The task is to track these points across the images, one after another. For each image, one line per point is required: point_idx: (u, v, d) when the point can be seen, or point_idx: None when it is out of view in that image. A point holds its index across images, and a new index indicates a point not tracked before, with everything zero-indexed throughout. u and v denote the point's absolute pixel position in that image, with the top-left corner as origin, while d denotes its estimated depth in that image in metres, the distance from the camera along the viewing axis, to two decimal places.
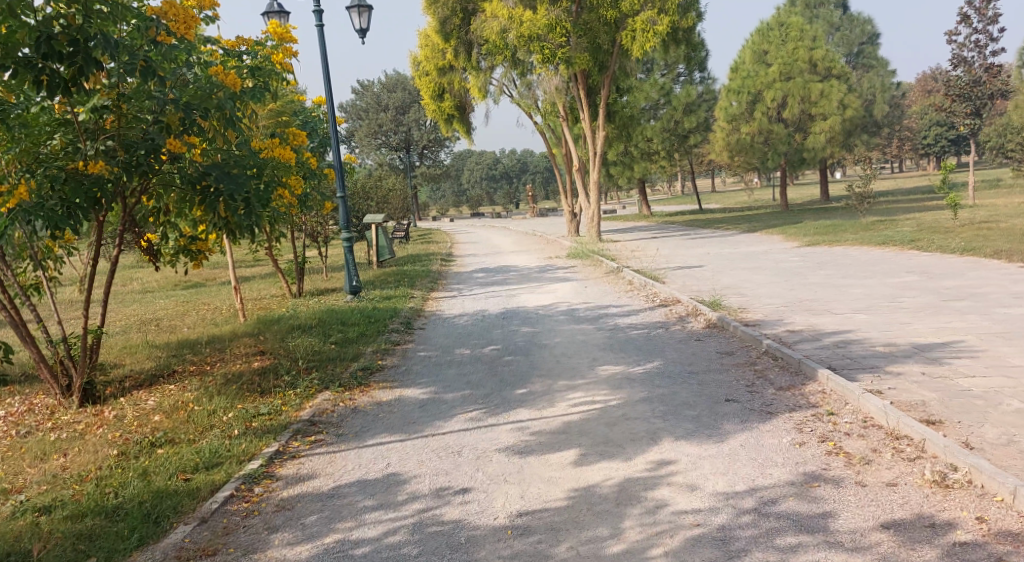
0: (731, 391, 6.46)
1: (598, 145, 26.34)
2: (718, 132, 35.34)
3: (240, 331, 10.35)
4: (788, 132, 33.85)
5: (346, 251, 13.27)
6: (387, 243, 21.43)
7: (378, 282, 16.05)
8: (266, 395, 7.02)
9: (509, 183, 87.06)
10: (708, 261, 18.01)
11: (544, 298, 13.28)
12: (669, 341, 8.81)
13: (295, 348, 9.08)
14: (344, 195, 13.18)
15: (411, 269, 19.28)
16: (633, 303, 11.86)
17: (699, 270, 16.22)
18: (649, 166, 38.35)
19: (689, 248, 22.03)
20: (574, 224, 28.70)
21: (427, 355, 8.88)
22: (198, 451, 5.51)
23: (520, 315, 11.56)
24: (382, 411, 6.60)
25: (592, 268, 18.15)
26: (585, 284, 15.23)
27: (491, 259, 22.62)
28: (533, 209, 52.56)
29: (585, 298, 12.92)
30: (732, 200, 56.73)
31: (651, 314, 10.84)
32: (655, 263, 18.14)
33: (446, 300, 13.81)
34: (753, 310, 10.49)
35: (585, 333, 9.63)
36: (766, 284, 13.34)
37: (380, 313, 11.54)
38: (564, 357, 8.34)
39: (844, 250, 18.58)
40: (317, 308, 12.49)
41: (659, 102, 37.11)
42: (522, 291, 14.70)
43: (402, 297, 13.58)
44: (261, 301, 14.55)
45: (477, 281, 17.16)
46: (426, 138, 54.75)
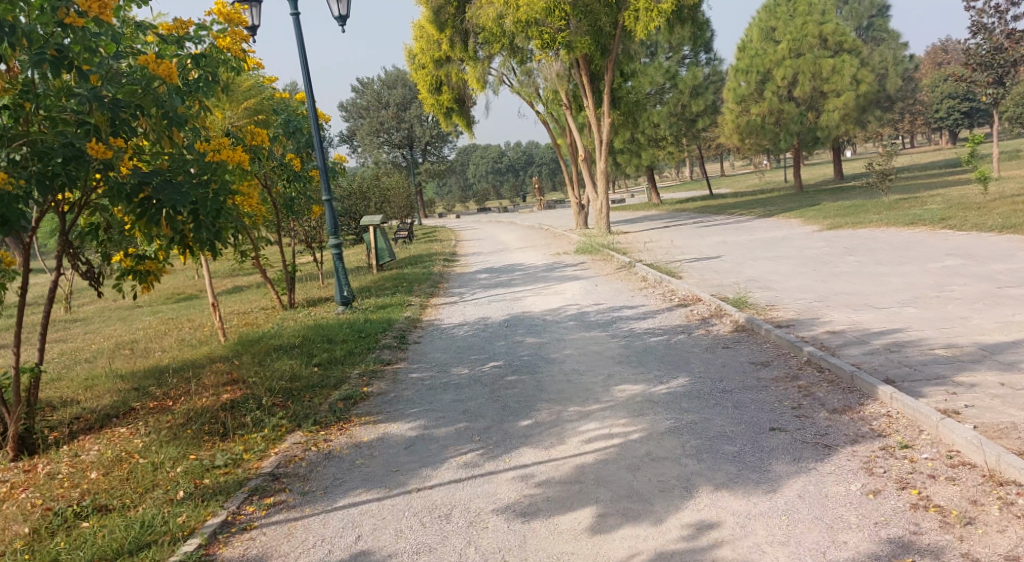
0: (776, 417, 5.38)
1: (604, 132, 25.23)
2: (727, 114, 34.10)
3: (214, 354, 9.36)
4: (801, 111, 32.54)
5: (335, 259, 12.25)
6: (386, 245, 20.45)
7: (374, 289, 15.05)
8: (227, 439, 6.03)
9: (516, 175, 85.92)
10: (726, 251, 16.89)
11: (553, 301, 12.23)
12: (694, 350, 7.74)
13: (273, 374, 8.05)
14: (332, 199, 12.15)
15: (411, 272, 18.25)
16: (650, 304, 10.78)
17: (717, 262, 15.12)
18: (657, 153, 37.25)
19: (704, 237, 20.92)
20: (582, 216, 27.67)
21: (418, 376, 7.84)
22: (125, 524, 4.58)
23: (526, 322, 10.50)
24: (360, 456, 5.57)
25: (602, 264, 17.08)
26: (595, 283, 14.16)
27: (497, 257, 21.59)
28: (540, 201, 51.52)
29: (596, 299, 11.86)
30: (743, 183, 55.47)
31: (671, 315, 9.75)
32: (670, 255, 17.05)
33: (446, 307, 12.78)
34: (784, 307, 9.39)
35: (597, 343, 8.57)
36: (792, 275, 12.24)
37: (372, 326, 10.50)
38: (575, 374, 7.29)
39: (871, 232, 17.41)
40: (306, 323, 11.48)
41: (666, 86, 35.88)
42: (529, 294, 13.64)
43: (399, 306, 12.57)
44: (249, 316, 13.57)
45: (481, 282, 16.11)
46: (428, 134, 53.60)
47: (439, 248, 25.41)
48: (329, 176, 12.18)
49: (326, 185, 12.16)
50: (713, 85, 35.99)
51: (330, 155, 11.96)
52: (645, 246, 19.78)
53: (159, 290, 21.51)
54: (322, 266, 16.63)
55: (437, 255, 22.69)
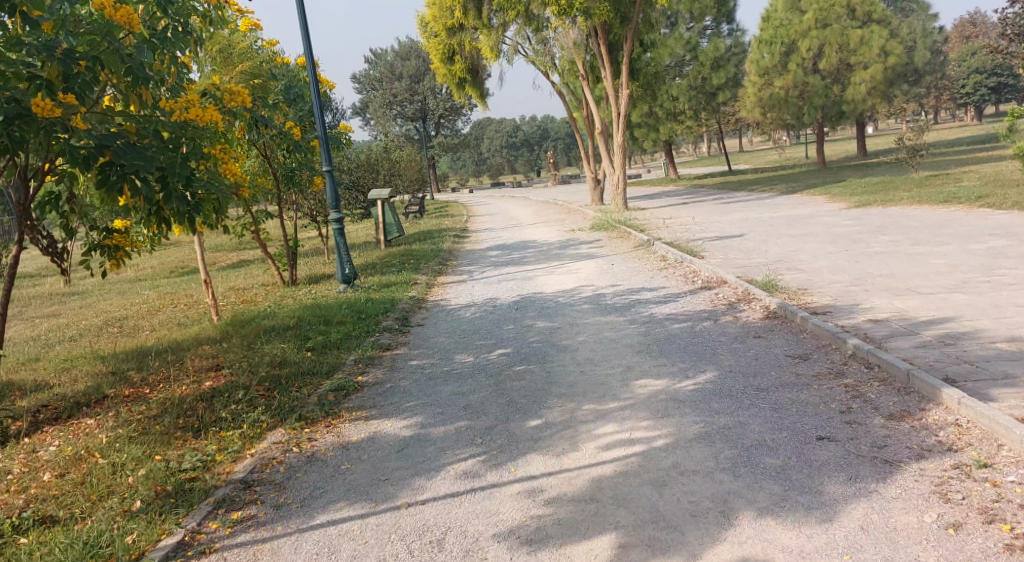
0: (823, 423, 4.68)
1: (622, 105, 24.43)
2: (749, 87, 33.11)
3: (203, 335, 8.70)
4: (825, 84, 31.49)
5: (336, 235, 11.58)
6: (395, 220, 19.79)
7: (380, 265, 14.39)
8: (201, 437, 5.34)
9: (531, 150, 84.96)
10: (750, 229, 16.12)
11: (568, 281, 11.52)
12: (722, 340, 7.02)
13: (262, 360, 7.37)
14: (332, 169, 11.42)
15: (420, 248, 17.59)
16: (671, 286, 10.05)
17: (740, 240, 14.36)
18: (675, 127, 36.37)
19: (724, 214, 20.11)
20: (598, 192, 26.92)
21: (418, 365, 7.15)
22: (64, 542, 3.93)
23: (537, 305, 9.80)
24: (347, 460, 4.89)
25: (619, 241, 16.34)
26: (612, 262, 13.43)
27: (509, 233, 20.90)
28: (555, 176, 50.70)
29: (613, 280, 11.14)
30: (762, 159, 54.41)
31: (694, 300, 9.02)
32: (690, 233, 16.31)
33: (453, 286, 12.13)
34: (817, 292, 8.66)
35: (614, 330, 7.87)
36: (823, 255, 11.47)
37: (372, 307, 9.83)
38: (591, 366, 6.60)
39: (902, 209, 16.59)
40: (305, 302, 10.80)
41: (686, 58, 34.85)
42: (542, 273, 12.95)
43: (403, 285, 11.89)
44: (247, 293, 12.97)
45: (491, 260, 15.43)
46: (442, 107, 52.67)
47: (449, 222, 24.74)
48: (328, 140, 11.48)
49: (324, 152, 11.45)
50: (734, 57, 34.94)
51: (327, 121, 11.23)
52: (663, 223, 19.04)
53: (164, 263, 21.00)
54: (327, 241, 15.98)
55: (448, 230, 22.06)
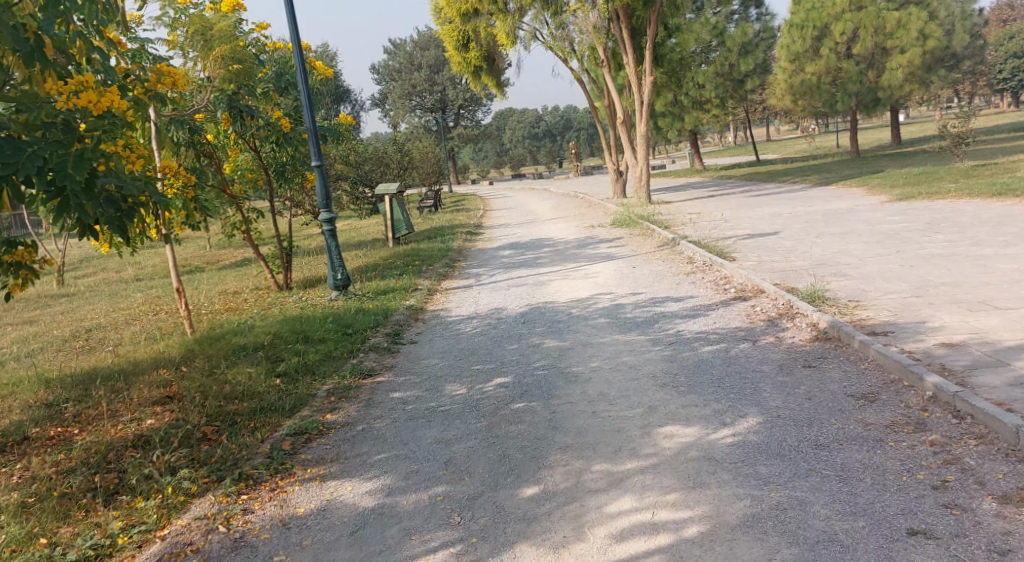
0: (912, 504, 3.57)
1: (645, 93, 23.28)
2: (779, 73, 31.67)
3: (165, 354, 7.64)
4: (860, 70, 29.96)
5: (328, 237, 10.51)
6: (404, 217, 18.83)
7: (380, 269, 13.36)
8: (108, 506, 4.29)
9: (553, 141, 83.76)
10: (784, 226, 14.86)
11: (583, 289, 10.38)
12: (763, 371, 5.84)
13: (219, 392, 6.24)
14: (322, 163, 10.33)
15: (428, 247, 16.54)
16: (699, 296, 8.88)
17: (774, 239, 13.14)
18: (700, 116, 35.09)
19: (754, 209, 18.85)
20: (620, 184, 25.73)
21: (401, 398, 6.02)
22: None
23: (546, 319, 8.67)
24: (282, 548, 3.84)
25: (642, 240, 15.18)
26: (633, 264, 12.28)
27: (525, 230, 19.83)
28: (577, 167, 49.54)
29: (634, 287, 9.99)
30: (791, 148, 52.81)
31: (727, 316, 7.84)
32: (720, 230, 15.12)
33: (457, 294, 11.04)
34: (872, 305, 7.44)
35: (634, 354, 6.73)
36: (871, 258, 10.22)
37: (361, 320, 8.74)
38: (606, 405, 5.46)
39: (951, 203, 15.26)
40: (293, 312, 9.72)
41: (713, 44, 33.44)
42: (555, 277, 11.83)
43: (401, 292, 10.84)
44: (235, 300, 11.97)
45: (502, 261, 14.33)
46: (462, 97, 51.52)
47: (464, 218, 23.66)
48: (317, 129, 10.44)
49: (313, 144, 10.40)
50: (764, 42, 33.48)
51: (313, 108, 10.17)
52: (689, 218, 17.84)
53: (165, 262, 20.13)
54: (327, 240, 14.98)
55: (462, 226, 21.00)
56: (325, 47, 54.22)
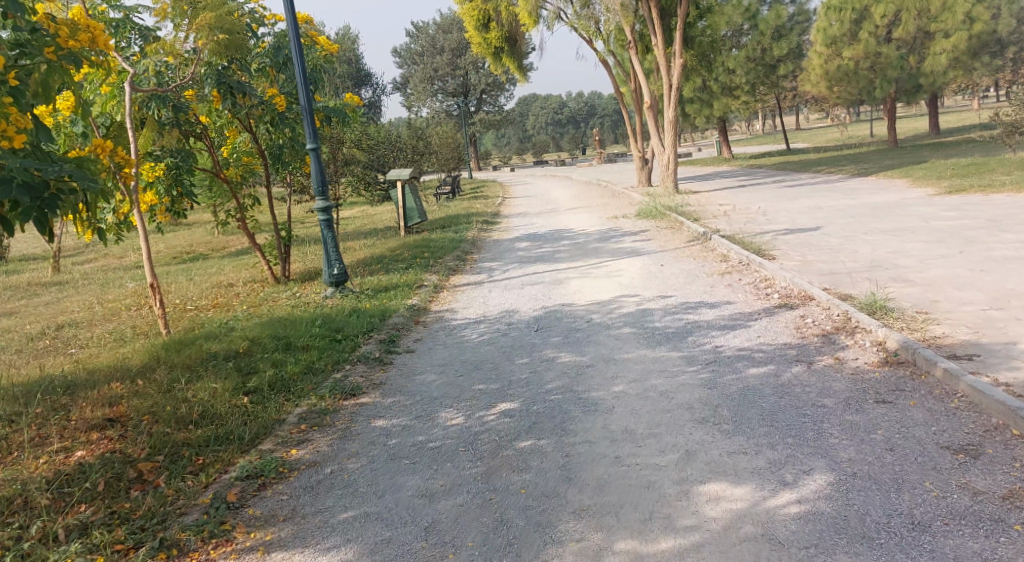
0: None
1: (675, 76, 22.17)
2: (814, 58, 30.30)
3: (126, 361, 6.67)
4: (900, 55, 28.58)
5: (323, 228, 9.53)
6: (417, 205, 17.95)
7: (385, 262, 12.44)
8: None
9: (576, 127, 82.39)
10: (825, 221, 13.71)
11: (604, 290, 9.34)
12: (826, 406, 4.78)
13: (172, 415, 5.24)
14: (318, 146, 9.36)
15: (439, 238, 15.56)
16: (737, 303, 7.82)
17: (817, 236, 12.05)
18: (730, 103, 33.89)
19: (790, 201, 17.67)
20: (646, 172, 24.62)
21: (384, 428, 5.00)
22: None
23: (563, 326, 7.65)
24: None
25: (669, 233, 14.11)
26: (660, 262, 11.20)
27: (544, 219, 18.84)
28: (600, 155, 48.41)
29: (661, 290, 8.94)
30: (823, 137, 51.29)
31: (773, 328, 6.76)
32: (755, 224, 14.02)
33: (465, 293, 10.07)
34: (948, 320, 6.35)
35: (666, 377, 5.68)
36: (932, 260, 9.09)
37: (353, 324, 7.78)
38: (632, 447, 4.43)
39: (1008, 197, 14.09)
40: (282, 311, 8.73)
41: (744, 27, 32.11)
42: (573, 274, 10.82)
43: (403, 290, 9.86)
44: (227, 294, 11.07)
45: (517, 254, 13.33)
46: (484, 82, 50.31)
47: (482, 206, 22.65)
48: (314, 108, 9.51)
49: (308, 124, 9.40)
50: (799, 26, 32.04)
51: (310, 84, 9.32)
52: (720, 210, 16.75)
53: (168, 249, 19.28)
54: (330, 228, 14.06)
55: (479, 215, 20.02)
56: (346, 31, 53.34)
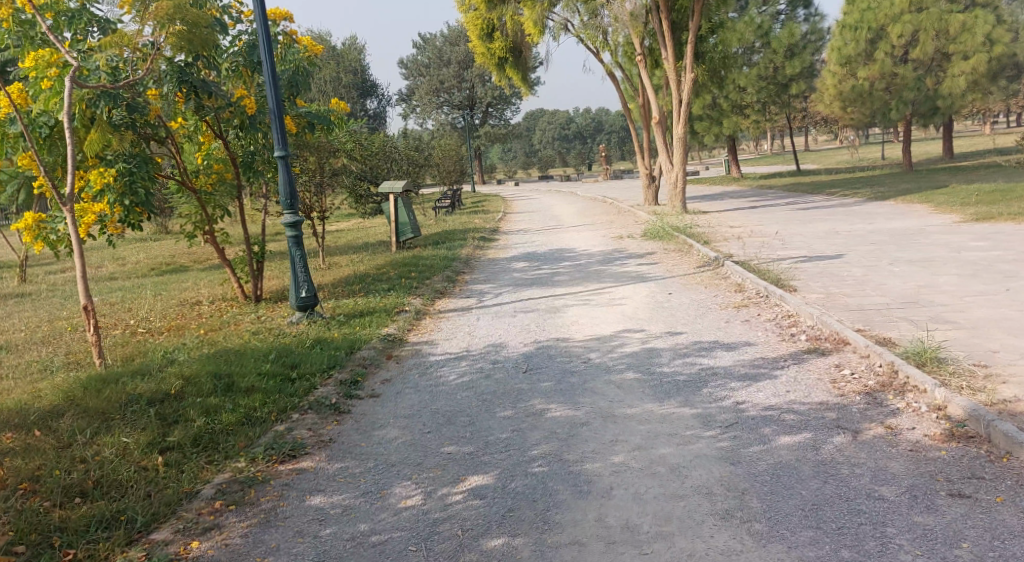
0: None
1: (685, 91, 21.18)
2: (827, 78, 29.36)
3: (32, 402, 5.60)
4: (917, 76, 27.61)
5: (291, 245, 8.45)
6: (410, 219, 17.04)
7: (367, 282, 11.44)
8: None
9: (584, 143, 81.52)
10: (846, 248, 12.64)
11: (606, 323, 8.26)
12: (885, 502, 3.75)
13: (56, 483, 4.21)
14: (286, 154, 8.30)
15: (431, 256, 14.55)
16: (759, 346, 6.75)
17: (840, 265, 11.03)
18: (740, 121, 33.03)
19: (804, 225, 16.61)
20: (652, 191, 23.62)
21: (321, 508, 4.02)
22: None
23: (556, 367, 6.57)
24: None
25: (678, 257, 13.10)
26: (668, 290, 10.13)
27: (544, 237, 17.86)
28: (606, 171, 47.47)
29: (670, 325, 7.88)
30: (834, 159, 50.29)
31: (805, 380, 5.70)
32: (771, 249, 13.00)
33: (451, 320, 9.02)
34: (1016, 379, 5.30)
35: (677, 444, 4.64)
36: (976, 299, 8.03)
37: (313, 358, 6.72)
38: (635, 556, 3.50)
39: None
40: (240, 342, 7.61)
41: (757, 45, 31.21)
42: (572, 302, 9.74)
43: (378, 316, 8.78)
44: (190, 314, 10.05)
45: (512, 276, 12.31)
46: (491, 95, 49.44)
47: (480, 221, 21.63)
48: (283, 110, 8.49)
49: (275, 129, 8.38)
50: (812, 45, 31.01)
51: (280, 82, 8.34)
52: (731, 233, 15.76)
53: (149, 261, 18.31)
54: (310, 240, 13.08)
55: (477, 231, 19.00)
56: (353, 41, 52.57)
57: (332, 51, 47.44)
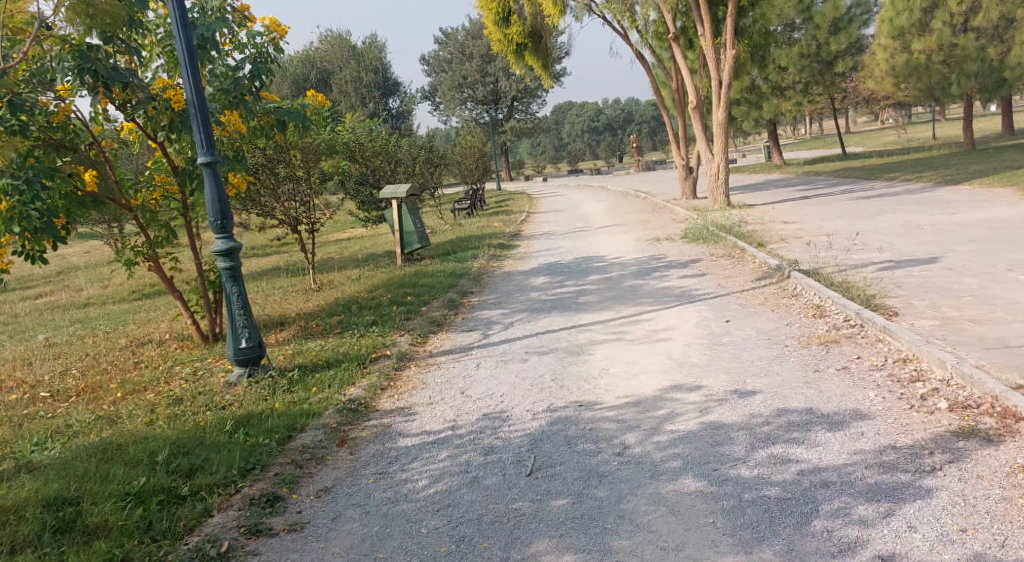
0: None
1: (723, 70, 18.76)
2: (878, 52, 26.69)
3: None
4: (980, 46, 24.69)
5: (223, 281, 6.37)
6: (417, 228, 14.85)
7: (350, 312, 9.44)
8: None
9: (614, 135, 79.03)
10: (938, 248, 10.29)
11: (647, 375, 6.08)
12: None
13: None
14: (210, 159, 6.33)
15: (436, 270, 12.53)
16: (880, 424, 4.54)
17: (941, 274, 8.72)
18: (781, 104, 30.32)
19: (872, 219, 14.20)
20: (689, 183, 21.34)
21: None
22: None
23: (576, 465, 4.40)
24: None
25: (729, 264, 10.88)
26: (724, 316, 7.90)
27: (569, 241, 15.73)
28: (637, 163, 45.10)
29: (736, 381, 5.68)
30: (880, 140, 47.21)
31: (983, 499, 3.61)
32: (843, 251, 10.71)
33: (439, 368, 6.90)
34: None
35: None
36: None
37: (226, 451, 4.69)
38: None
39: None
40: (142, 422, 5.49)
41: (798, 21, 28.63)
42: (602, 337, 7.56)
43: (345, 370, 6.66)
44: (125, 361, 8.15)
45: (530, 295, 10.20)
46: (516, 89, 47.15)
47: (500, 224, 19.49)
48: (205, 104, 6.50)
49: (194, 128, 6.40)
50: (857, 19, 28.26)
51: (198, 68, 6.36)
52: (789, 231, 13.45)
53: (134, 282, 16.52)
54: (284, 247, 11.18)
55: (494, 237, 16.88)
56: (373, 39, 50.64)
57: (352, 51, 45.67)
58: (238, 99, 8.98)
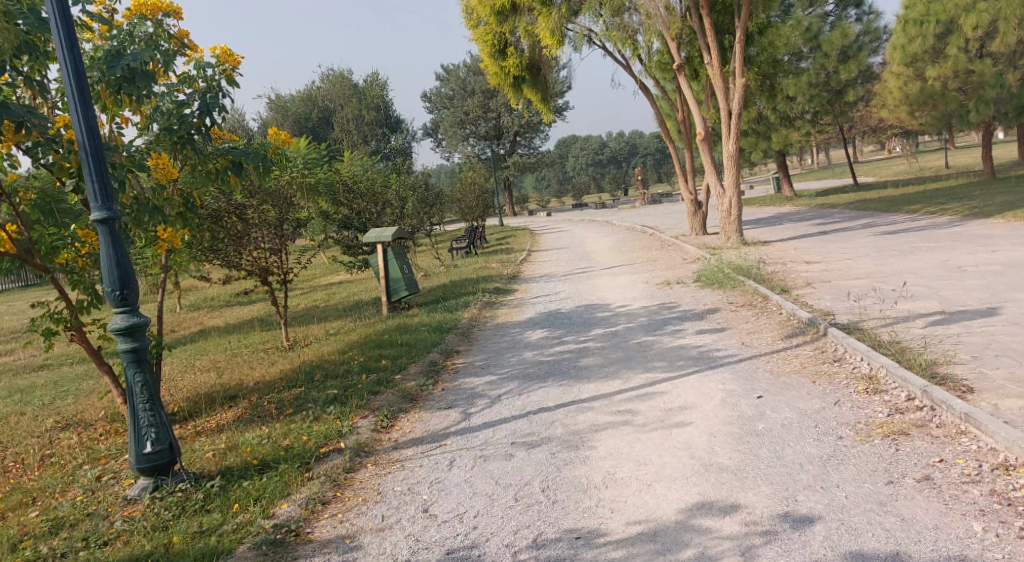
0: None
1: (732, 100, 17.52)
2: (890, 80, 25.45)
3: None
4: (998, 71, 23.27)
5: (124, 370, 5.01)
6: (404, 274, 13.45)
7: (312, 382, 8.09)
8: None
9: (618, 168, 77.91)
10: (993, 296, 8.91)
11: (664, 485, 4.69)
12: None
13: None
14: (107, 216, 5.01)
15: (421, 323, 11.22)
16: None
17: (1008, 330, 7.34)
18: (791, 135, 29.12)
19: (905, 258, 12.82)
20: (699, 219, 20.07)
21: None
22: None
23: None
24: None
25: (753, 316, 9.48)
26: (755, 389, 6.47)
27: (571, 284, 14.41)
28: (643, 197, 43.81)
29: (784, 496, 4.38)
30: (892, 170, 45.80)
31: None
32: (883, 300, 9.34)
33: (401, 468, 5.50)
34: None
35: None
36: None
37: None
38: None
39: None
40: None
41: (806, 49, 27.44)
42: (605, 419, 6.15)
43: (281, 476, 5.28)
44: (32, 454, 6.78)
45: (523, 356, 8.82)
46: (518, 124, 46.06)
47: (498, 265, 18.16)
48: (103, 147, 5.18)
49: (86, 177, 5.07)
50: (867, 47, 27.07)
51: (90, 102, 5.05)
52: (814, 274, 12.08)
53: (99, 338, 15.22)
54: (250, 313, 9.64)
55: (491, 280, 15.53)
56: (375, 75, 49.85)
57: (352, 88, 44.66)
58: (183, 140, 7.55)
